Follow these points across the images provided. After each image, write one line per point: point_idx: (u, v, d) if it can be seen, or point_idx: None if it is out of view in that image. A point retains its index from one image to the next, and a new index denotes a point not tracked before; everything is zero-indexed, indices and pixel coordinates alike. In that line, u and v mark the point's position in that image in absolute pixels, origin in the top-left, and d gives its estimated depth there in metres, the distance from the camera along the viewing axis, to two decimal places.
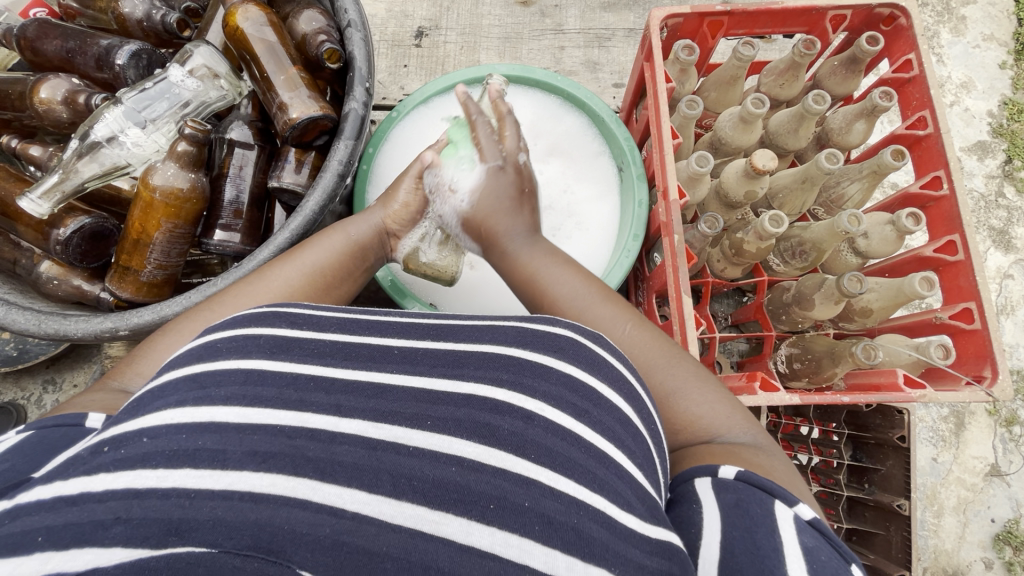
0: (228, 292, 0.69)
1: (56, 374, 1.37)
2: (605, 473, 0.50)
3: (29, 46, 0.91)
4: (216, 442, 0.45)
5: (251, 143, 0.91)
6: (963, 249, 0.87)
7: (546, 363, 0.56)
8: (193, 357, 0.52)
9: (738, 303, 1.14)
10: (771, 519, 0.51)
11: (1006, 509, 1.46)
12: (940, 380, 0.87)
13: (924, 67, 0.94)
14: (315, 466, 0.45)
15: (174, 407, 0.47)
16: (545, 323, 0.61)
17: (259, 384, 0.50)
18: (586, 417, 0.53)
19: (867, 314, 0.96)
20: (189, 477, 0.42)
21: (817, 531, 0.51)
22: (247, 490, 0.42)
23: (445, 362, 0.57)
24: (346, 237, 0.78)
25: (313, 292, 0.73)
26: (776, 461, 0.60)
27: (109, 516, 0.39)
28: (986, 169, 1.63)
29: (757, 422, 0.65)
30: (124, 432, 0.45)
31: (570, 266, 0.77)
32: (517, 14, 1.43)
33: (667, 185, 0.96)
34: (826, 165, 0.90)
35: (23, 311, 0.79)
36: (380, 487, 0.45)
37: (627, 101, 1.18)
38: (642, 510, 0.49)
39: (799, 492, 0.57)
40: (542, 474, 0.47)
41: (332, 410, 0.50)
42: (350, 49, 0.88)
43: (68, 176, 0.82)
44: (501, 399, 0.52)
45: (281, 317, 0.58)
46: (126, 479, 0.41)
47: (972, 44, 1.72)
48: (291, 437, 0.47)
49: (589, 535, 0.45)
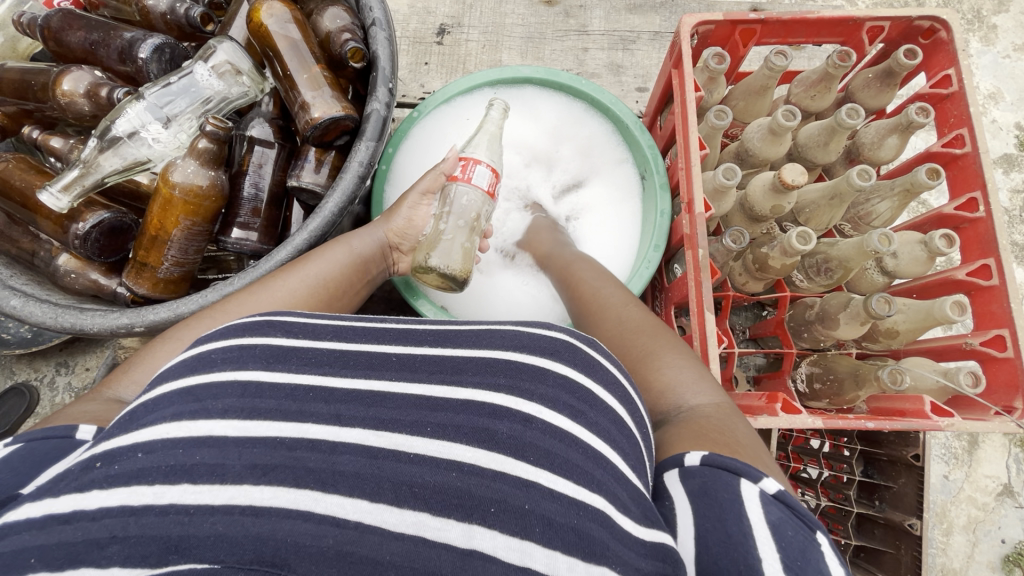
0: (232, 299, 0.69)
1: (68, 358, 1.38)
2: (602, 474, 0.48)
3: (53, 37, 0.90)
4: (214, 456, 0.44)
5: (272, 142, 0.90)
6: (998, 274, 0.84)
7: (543, 366, 0.55)
8: (187, 368, 0.51)
9: (758, 317, 1.12)
10: (739, 500, 0.49)
11: (1017, 530, 1.43)
12: (967, 408, 0.85)
13: (963, 83, 0.91)
14: (317, 477, 0.44)
15: (169, 423, 0.45)
16: (541, 328, 0.60)
17: (258, 396, 0.49)
18: (583, 418, 0.51)
19: (893, 335, 0.93)
20: (188, 493, 0.41)
21: (784, 505, 0.48)
22: (248, 504, 0.41)
23: (444, 368, 0.55)
24: (349, 251, 0.81)
25: (322, 301, 0.74)
26: (741, 434, 0.58)
27: (105, 535, 0.38)
28: (1012, 183, 1.58)
29: (722, 393, 0.66)
30: (118, 445, 0.44)
31: (598, 266, 0.91)
32: (540, 13, 1.41)
33: (693, 198, 0.94)
34: (857, 181, 0.87)
35: (40, 303, 0.79)
36: (383, 497, 0.43)
37: (651, 108, 1.16)
38: (638, 512, 0.48)
39: (769, 467, 0.55)
40: (540, 476, 0.46)
41: (333, 420, 0.48)
42: (374, 48, 0.86)
43: (90, 170, 0.82)
44: (499, 403, 0.51)
45: (276, 326, 0.56)
46: (121, 496, 0.40)
47: (1003, 54, 1.67)
48: (291, 448, 0.46)
49: (589, 535, 0.43)
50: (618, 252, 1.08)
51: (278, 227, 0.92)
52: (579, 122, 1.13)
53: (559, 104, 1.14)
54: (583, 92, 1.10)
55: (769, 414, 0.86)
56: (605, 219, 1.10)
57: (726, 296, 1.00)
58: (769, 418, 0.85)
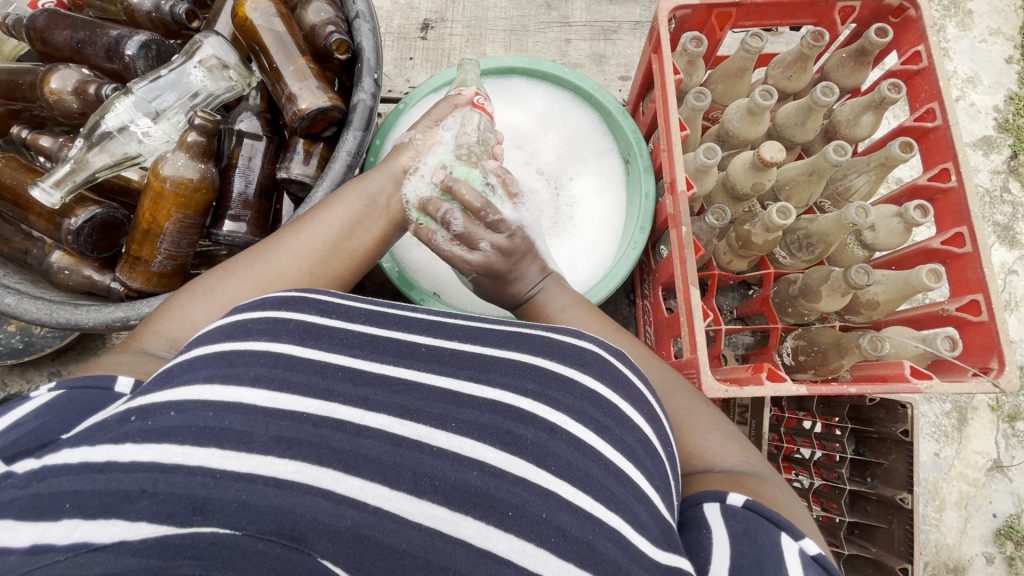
0: (245, 255, 0.68)
1: (61, 366, 1.38)
2: (622, 491, 0.50)
3: (39, 37, 0.90)
4: (242, 423, 0.45)
5: (260, 134, 0.91)
6: (971, 241, 0.87)
7: (571, 377, 0.56)
8: (222, 335, 0.53)
9: (744, 296, 1.15)
10: (777, 548, 0.51)
11: (1007, 504, 1.47)
12: (947, 372, 0.87)
13: (932, 59, 0.94)
14: (339, 458, 0.45)
15: (202, 383, 0.47)
16: (572, 336, 0.61)
17: (288, 368, 0.51)
18: (608, 434, 0.53)
19: (874, 306, 0.96)
20: (215, 457, 0.42)
21: (822, 569, 0.50)
22: (271, 475, 0.42)
23: (473, 364, 0.57)
24: (358, 192, 0.76)
25: (327, 251, 0.71)
26: (778, 491, 0.60)
27: (135, 488, 0.39)
28: (991, 164, 1.62)
29: (761, 455, 0.65)
30: (153, 402, 0.46)
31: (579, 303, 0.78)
32: (523, 6, 1.43)
33: (675, 178, 0.96)
34: (834, 157, 0.90)
35: (34, 300, 0.80)
36: (403, 484, 0.45)
37: (633, 94, 1.18)
38: (657, 535, 0.49)
39: (805, 526, 0.57)
40: (560, 487, 0.47)
41: (359, 403, 0.50)
42: (358, 41, 0.87)
43: (80, 167, 0.83)
44: (526, 408, 0.53)
45: (311, 303, 0.58)
46: (153, 452, 0.41)
47: (979, 39, 1.71)
48: (317, 425, 0.47)
49: (602, 552, 0.45)
50: (604, 236, 1.10)
51: (268, 219, 0.94)
52: (566, 110, 1.15)
53: (545, 94, 1.15)
54: (567, 81, 1.13)
55: (755, 384, 0.88)
56: (592, 207, 1.12)
57: (710, 276, 1.02)
58: (755, 388, 0.88)
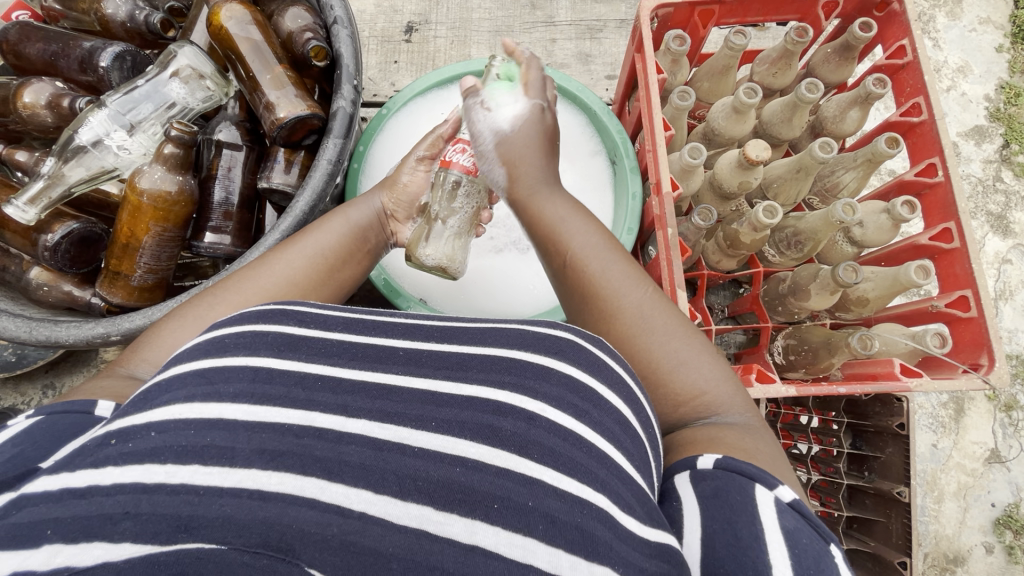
0: (232, 280, 0.68)
1: (55, 379, 1.37)
2: (605, 473, 0.48)
3: (12, 51, 0.89)
4: (225, 438, 0.44)
5: (239, 144, 0.89)
6: (959, 236, 0.87)
7: (548, 365, 0.54)
8: (202, 352, 0.51)
9: (735, 294, 1.13)
10: (754, 508, 0.49)
11: (1006, 493, 1.46)
12: (937, 369, 0.87)
13: (917, 53, 0.93)
14: (324, 466, 0.44)
15: (182, 403, 0.46)
16: (546, 326, 0.59)
17: (267, 382, 0.49)
18: (587, 417, 0.51)
19: (864, 304, 0.96)
20: (198, 474, 0.41)
21: (798, 514, 0.49)
22: (255, 488, 0.41)
23: (450, 364, 0.55)
24: (347, 223, 0.77)
25: (320, 279, 0.71)
26: (764, 444, 0.58)
27: (118, 511, 0.38)
28: (983, 153, 1.62)
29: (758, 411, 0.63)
30: (131, 424, 0.44)
31: (591, 222, 0.72)
32: (507, 6, 1.41)
33: (660, 179, 0.95)
34: (820, 154, 0.89)
35: (12, 318, 0.79)
36: (387, 487, 0.44)
37: (619, 94, 1.16)
38: (643, 513, 0.47)
39: (788, 479, 0.55)
40: (544, 474, 0.46)
41: (339, 410, 0.49)
42: (337, 46, 0.86)
43: (55, 182, 0.82)
44: (504, 401, 0.51)
45: (290, 315, 0.56)
46: (135, 473, 0.40)
47: (969, 28, 1.70)
48: (298, 435, 0.46)
49: (592, 534, 0.43)
50: None
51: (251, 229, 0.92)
52: None
53: None
54: None
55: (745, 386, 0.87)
56: None
57: (700, 275, 1.01)
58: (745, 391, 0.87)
